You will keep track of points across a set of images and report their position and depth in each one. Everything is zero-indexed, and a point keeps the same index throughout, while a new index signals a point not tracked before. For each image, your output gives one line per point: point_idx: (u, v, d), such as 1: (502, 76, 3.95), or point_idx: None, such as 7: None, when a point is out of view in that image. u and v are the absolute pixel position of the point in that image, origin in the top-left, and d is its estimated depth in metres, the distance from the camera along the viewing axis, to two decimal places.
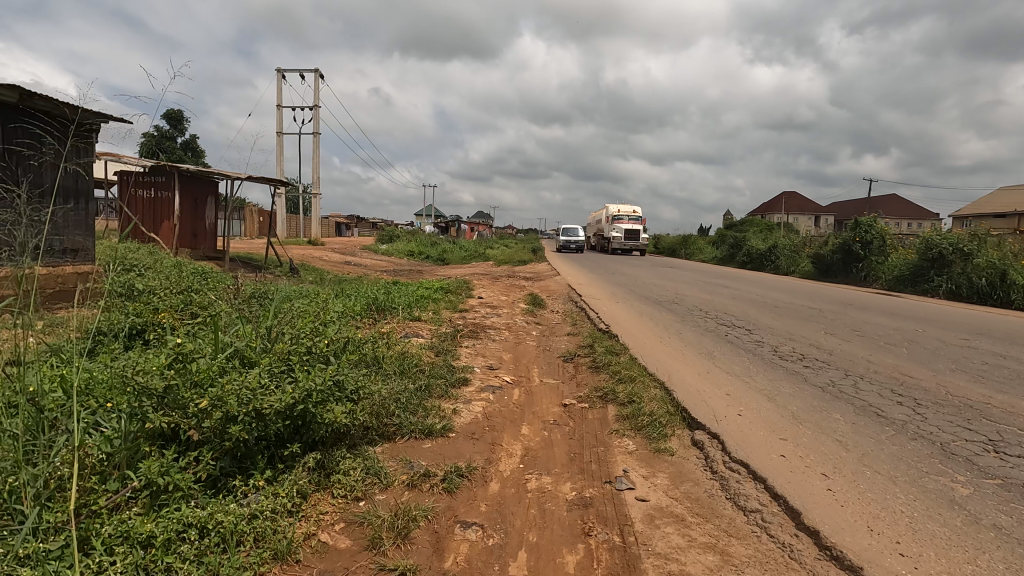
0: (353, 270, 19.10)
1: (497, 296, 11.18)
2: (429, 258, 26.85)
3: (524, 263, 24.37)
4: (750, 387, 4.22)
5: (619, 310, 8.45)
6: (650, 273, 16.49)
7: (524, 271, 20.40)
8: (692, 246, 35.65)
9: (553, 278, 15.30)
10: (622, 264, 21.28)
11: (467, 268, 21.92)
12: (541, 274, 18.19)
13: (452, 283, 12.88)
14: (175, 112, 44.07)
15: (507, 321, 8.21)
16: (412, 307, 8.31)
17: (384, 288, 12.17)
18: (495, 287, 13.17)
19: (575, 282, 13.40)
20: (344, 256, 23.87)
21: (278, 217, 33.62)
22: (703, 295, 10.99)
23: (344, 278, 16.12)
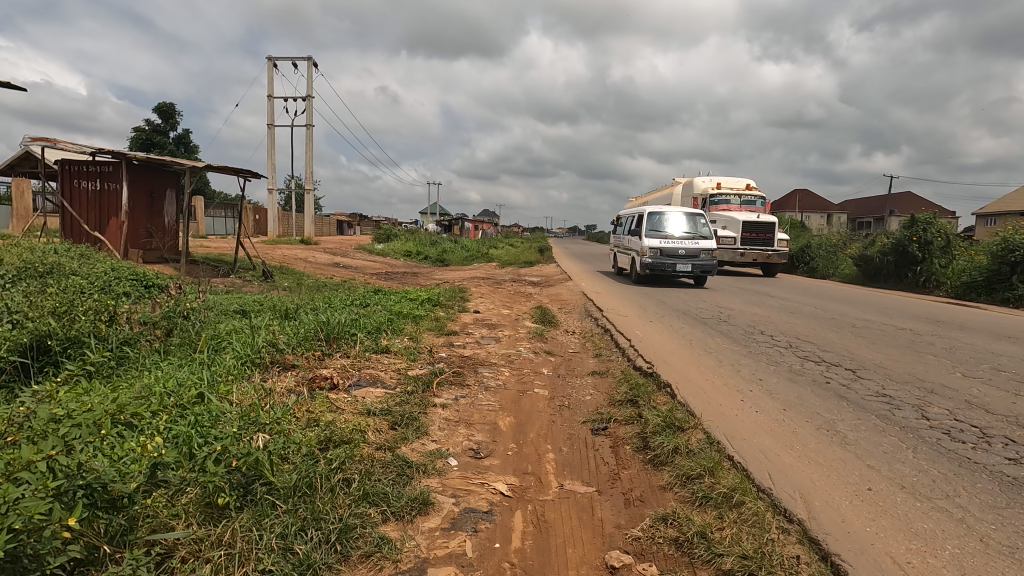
0: (341, 273, 17.09)
1: (497, 309, 9.14)
2: (428, 259, 24.75)
3: (531, 265, 22.24)
4: (982, 540, 2.13)
5: (661, 337, 6.27)
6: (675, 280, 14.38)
7: (530, 273, 18.39)
8: None
9: (563, 285, 13.18)
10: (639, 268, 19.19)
11: (467, 270, 19.92)
12: (550, 278, 16.14)
13: (447, 291, 10.80)
14: (169, 106, 42.69)
15: (504, 349, 6.13)
16: (383, 330, 6.25)
17: (363, 299, 10.05)
18: (497, 297, 11.09)
19: (593, 291, 11.26)
20: (334, 257, 21.83)
21: (270, 215, 31.65)
22: (753, 310, 8.88)
23: (325, 284, 14.10)
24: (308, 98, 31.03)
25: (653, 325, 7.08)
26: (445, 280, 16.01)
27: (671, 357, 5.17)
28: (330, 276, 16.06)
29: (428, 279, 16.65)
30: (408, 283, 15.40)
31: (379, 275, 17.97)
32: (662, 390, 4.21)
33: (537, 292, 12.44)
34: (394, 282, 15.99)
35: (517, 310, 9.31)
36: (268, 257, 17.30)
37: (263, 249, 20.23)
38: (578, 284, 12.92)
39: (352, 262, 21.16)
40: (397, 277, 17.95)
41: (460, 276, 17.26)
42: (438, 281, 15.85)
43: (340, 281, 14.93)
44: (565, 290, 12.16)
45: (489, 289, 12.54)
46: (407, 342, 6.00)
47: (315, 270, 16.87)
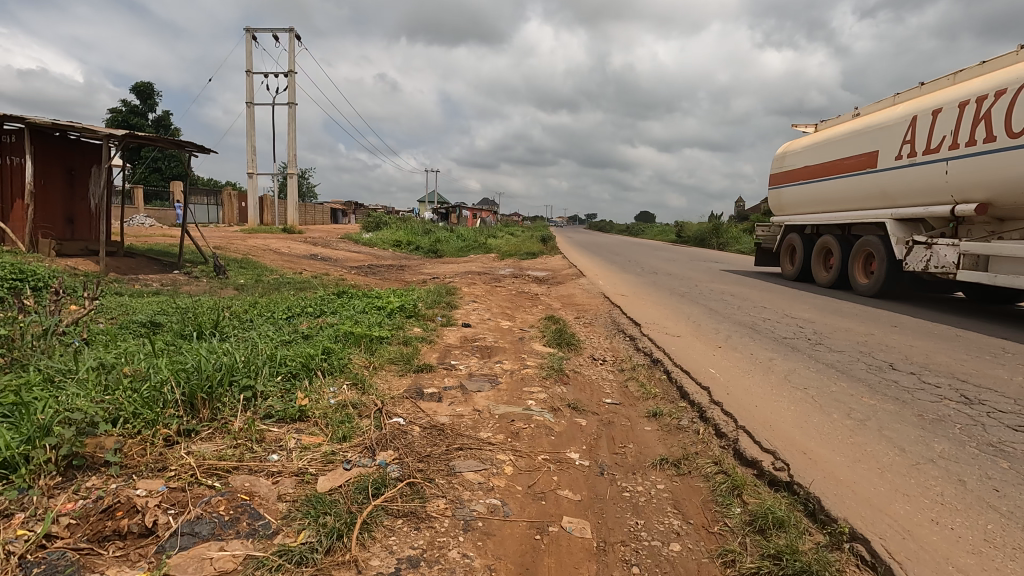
0: (314, 266, 14.73)
1: (494, 322, 6.78)
2: (419, 250, 22.33)
3: (534, 256, 19.94)
4: None
5: (753, 379, 3.93)
6: (707, 276, 12.09)
7: (534, 266, 16.10)
8: (728, 237, 31.06)
9: (576, 284, 10.82)
10: (659, 261, 16.88)
11: (463, 263, 17.63)
12: (557, 272, 13.88)
13: (431, 294, 8.48)
14: (147, 86, 40.16)
15: (502, 402, 3.77)
16: (311, 372, 3.91)
17: (321, 306, 7.68)
18: (494, 300, 8.71)
19: (616, 294, 8.88)
20: (313, 248, 19.41)
21: (250, 202, 29.19)
22: (840, 322, 6.56)
23: (290, 282, 11.74)
24: (290, 73, 28.54)
25: (726, 353, 4.72)
26: (435, 275, 13.70)
27: (807, 441, 2.83)
28: (299, 270, 13.70)
29: (415, 275, 14.30)
30: (391, 281, 13.08)
31: (360, 270, 15.59)
32: (849, 558, 1.95)
33: (543, 292, 10.12)
34: (375, 278, 13.66)
35: (522, 321, 6.98)
36: (231, 249, 14.93)
37: (231, 239, 17.85)
38: (595, 283, 10.58)
39: (333, 254, 18.73)
40: (381, 270, 15.60)
41: (452, 271, 14.91)
42: (426, 277, 13.52)
43: (311, 277, 12.61)
44: (580, 291, 9.82)
45: (486, 289, 10.19)
46: (342, 396, 3.64)
47: (284, 263, 14.49)
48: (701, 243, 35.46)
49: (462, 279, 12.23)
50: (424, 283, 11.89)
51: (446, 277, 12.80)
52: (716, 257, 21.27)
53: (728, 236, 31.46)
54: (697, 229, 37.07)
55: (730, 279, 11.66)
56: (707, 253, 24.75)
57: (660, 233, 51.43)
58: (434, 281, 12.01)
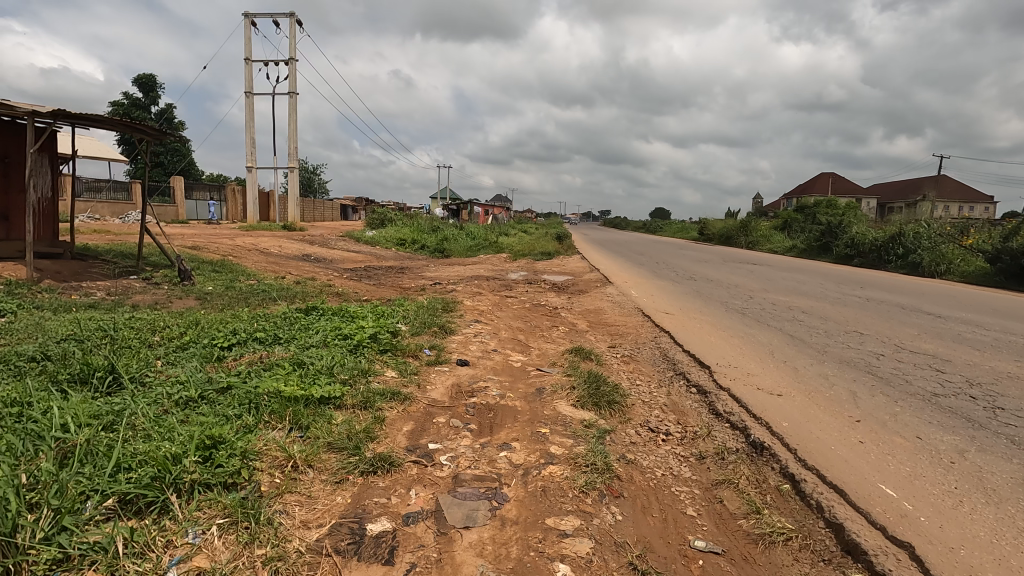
0: (303, 269, 13.07)
1: (502, 358, 4.97)
2: (424, 249, 20.61)
3: (550, 257, 18.17)
4: None
5: (990, 530, 2.06)
6: (758, 284, 10.17)
7: (551, 270, 14.32)
8: (758, 235, 28.99)
9: (603, 295, 8.95)
10: (692, 264, 14.99)
11: (471, 264, 15.91)
12: (577, 277, 12.09)
13: (423, 311, 6.70)
14: (148, 78, 38.97)
15: (507, 575, 1.95)
16: (158, 499, 2.18)
17: (279, 327, 5.93)
18: (502, 319, 6.89)
19: (657, 311, 7.00)
20: (308, 247, 17.78)
21: (249, 198, 27.70)
22: (986, 361, 4.66)
23: (265, 288, 10.13)
24: (291, 62, 26.90)
25: (878, 439, 2.86)
26: (437, 281, 11.96)
27: None
28: (282, 274, 12.04)
29: (415, 279, 12.56)
30: (387, 287, 11.34)
31: (354, 272, 13.89)
32: None
33: (565, 305, 8.30)
34: (369, 283, 11.97)
35: (540, 354, 5.15)
36: (210, 250, 13.35)
37: (217, 238, 16.29)
38: (627, 294, 8.77)
39: (329, 255, 17.07)
40: (376, 273, 13.92)
41: (458, 274, 13.20)
42: (428, 282, 11.78)
43: (293, 283, 10.95)
44: (609, 304, 7.98)
45: (493, 301, 8.36)
46: (190, 567, 1.89)
47: (269, 266, 12.85)
48: (726, 241, 33.29)
49: (468, 286, 10.43)
50: (423, 291, 10.14)
51: (450, 284, 11.04)
52: (751, 257, 19.16)
53: (757, 233, 29.29)
54: (721, 226, 34.87)
55: (787, 288, 9.69)
56: (737, 252, 22.70)
57: (680, 230, 49.23)
58: (435, 289, 10.25)
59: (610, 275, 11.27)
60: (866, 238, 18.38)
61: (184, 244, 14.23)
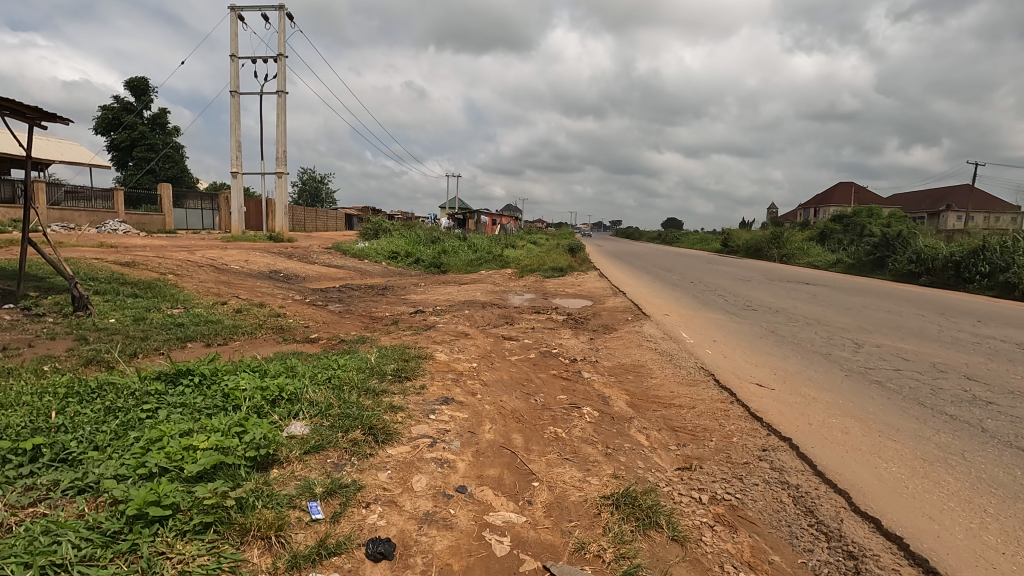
0: (258, 290, 10.59)
1: (470, 528, 2.33)
2: (418, 264, 18.10)
3: (562, 274, 15.61)
4: None
5: None
6: (849, 320, 7.49)
7: (563, 292, 11.73)
8: (793, 247, 26.20)
9: (639, 337, 6.30)
10: (737, 285, 12.34)
11: (468, 284, 13.34)
12: (597, 305, 9.50)
13: (362, 379, 4.07)
14: (140, 80, 37.41)
15: None
16: None
17: (95, 416, 3.38)
18: (489, 392, 4.28)
19: (737, 378, 4.33)
20: (282, 262, 15.36)
21: (233, 205, 25.52)
22: None
23: (185, 321, 7.66)
24: (279, 58, 24.65)
25: None
26: (420, 308, 9.44)
27: None
28: (227, 298, 9.58)
29: (394, 305, 10.04)
30: (354, 318, 8.84)
31: (323, 294, 11.41)
32: None
33: (586, 358, 5.65)
34: (335, 311, 9.48)
35: (551, 507, 2.51)
36: (147, 267, 10.96)
37: (172, 252, 13.96)
38: (676, 335, 6.12)
39: (304, 270, 14.63)
40: (351, 296, 11.42)
41: (448, 297, 10.66)
42: (408, 310, 9.26)
43: (232, 312, 8.48)
44: (653, 358, 5.32)
45: (480, 348, 5.75)
46: None
47: (216, 287, 10.41)
48: (755, 254, 30.45)
49: (455, 321, 7.83)
50: (394, 327, 7.58)
51: (434, 314, 8.51)
52: (796, 275, 16.40)
53: (792, 245, 26.46)
54: (748, 238, 32.06)
55: (894, 327, 6.99)
56: (775, 267, 19.94)
57: (700, 241, 46.37)
58: (412, 324, 7.69)
59: (643, 304, 8.59)
60: (937, 253, 15.54)
61: (123, 259, 11.84)
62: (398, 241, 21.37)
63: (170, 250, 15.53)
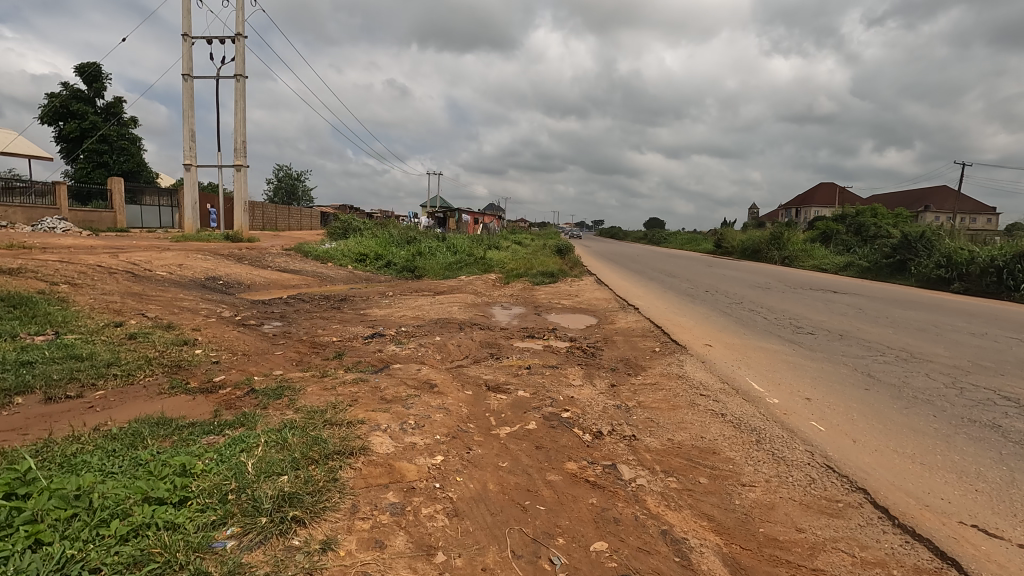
0: (176, 305, 8.39)
1: None
2: (389, 268, 15.96)
3: (553, 280, 13.62)
4: None
5: None
6: (951, 352, 5.61)
7: (559, 304, 9.71)
8: (795, 248, 24.63)
9: (684, 389, 4.29)
10: (763, 295, 10.48)
11: (444, 293, 11.26)
12: (605, 325, 7.51)
13: (195, 545, 1.97)
14: (92, 66, 34.84)
15: None
16: None
17: None
18: (460, 542, 2.22)
19: (921, 511, 2.35)
20: (226, 266, 13.07)
21: (187, 201, 23.09)
22: None
23: (41, 355, 5.44)
24: (238, 37, 22.29)
25: None
26: (378, 331, 7.32)
27: None
28: (128, 318, 7.36)
29: (348, 325, 7.92)
30: (289, 345, 6.69)
31: (264, 308, 9.23)
32: None
33: (617, 431, 3.61)
34: (269, 333, 7.32)
35: None
36: (35, 276, 8.68)
37: (87, 256, 11.65)
38: (743, 387, 4.13)
39: (251, 277, 12.37)
40: (298, 311, 9.26)
41: (417, 313, 8.58)
42: (363, 334, 7.15)
43: (120, 341, 6.28)
44: (725, 438, 3.31)
45: (450, 414, 3.68)
46: None
47: (121, 301, 8.17)
48: (753, 255, 28.80)
49: (420, 355, 5.74)
50: (335, 365, 5.48)
51: (396, 341, 6.42)
52: (816, 281, 14.58)
53: (795, 246, 24.79)
54: (744, 238, 30.41)
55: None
56: (784, 271, 18.20)
57: (689, 242, 44.85)
58: (360, 360, 5.60)
59: (669, 328, 6.61)
60: (972, 257, 13.87)
61: (13, 264, 9.49)
62: (369, 241, 19.21)
63: (92, 252, 13.14)
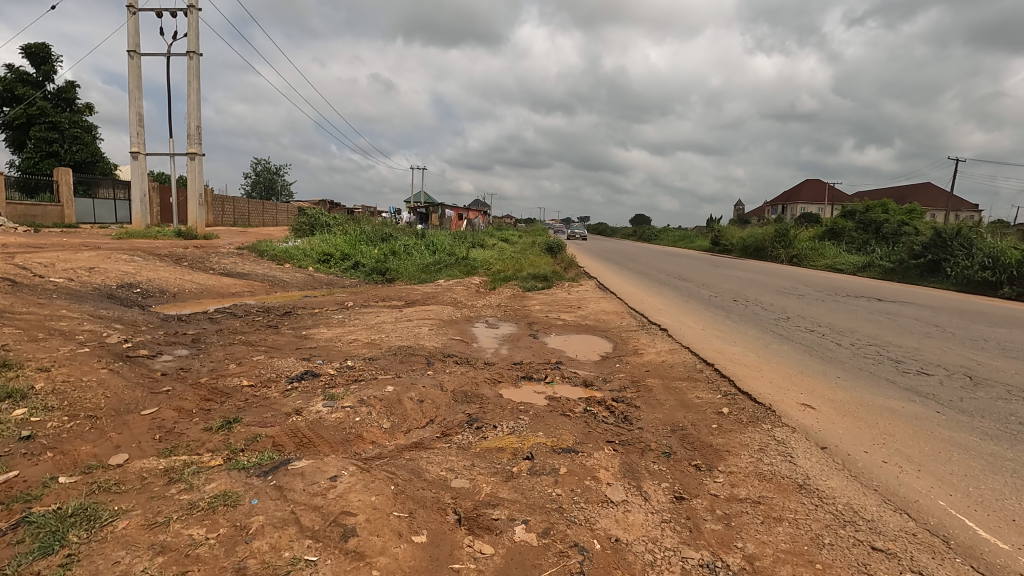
0: (44, 327, 6.19)
1: None
2: (357, 269, 13.83)
3: (547, 285, 11.61)
4: None
5: None
6: None
7: (558, 321, 7.68)
8: (804, 246, 22.90)
9: (829, 526, 2.26)
10: (808, 308, 8.58)
11: (415, 303, 9.22)
12: (628, 356, 5.50)
13: None
14: (42, 46, 32.07)
15: None
16: None
17: None
18: None
19: None
20: (154, 270, 10.84)
21: (135, 193, 20.62)
22: None
23: None
24: (190, 9, 19.90)
25: None
26: (311, 369, 5.21)
27: None
28: None
29: (276, 356, 5.80)
30: (174, 395, 4.58)
31: (176, 329, 7.08)
32: None
33: None
34: (157, 372, 5.19)
35: None
36: None
37: None
38: (955, 533, 2.12)
39: (181, 283, 10.15)
40: (221, 331, 7.11)
41: (374, 335, 6.50)
42: (289, 376, 5.05)
43: None
44: None
45: None
46: None
47: None
48: (755, 254, 27.06)
49: (357, 424, 3.66)
50: (214, 447, 3.39)
51: (328, 392, 4.33)
52: (847, 285, 12.77)
53: (802, 245, 23.04)
54: (745, 236, 28.66)
55: None
56: (802, 273, 16.42)
57: (683, 238, 43.13)
58: (259, 436, 3.51)
59: (725, 367, 4.63)
60: None
61: None
62: (338, 238, 17.01)
63: None
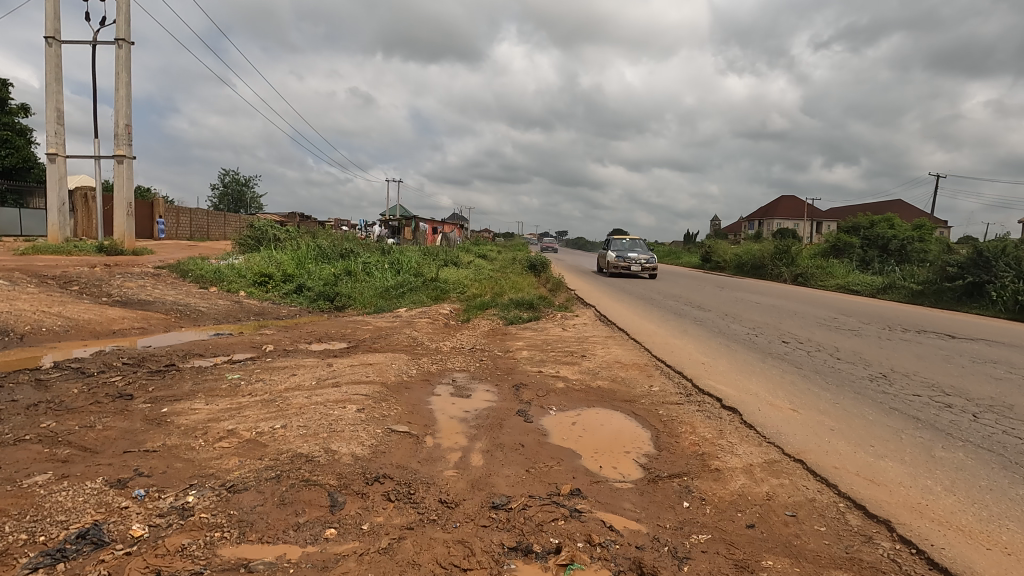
0: None
1: None
2: (300, 295, 11.27)
3: (534, 316, 9.22)
4: None
5: None
6: None
7: (557, 381, 5.28)
8: (809, 264, 21.01)
9: None
10: (889, 354, 6.40)
11: (357, 347, 6.73)
12: (697, 475, 3.11)
13: None
14: None
15: None
16: None
17: None
18: None
19: None
20: (16, 298, 8.15)
21: (51, 201, 17.73)
22: None
23: None
24: None
25: None
26: (100, 526, 2.66)
27: None
28: None
29: (67, 477, 3.23)
30: None
31: None
32: None
33: None
34: None
35: None
36: None
37: None
38: None
39: (43, 318, 7.47)
40: (33, 409, 4.51)
41: (267, 421, 4.00)
42: (40, 549, 2.49)
43: None
44: None
45: None
46: None
47: None
48: (753, 272, 25.15)
49: None
50: None
51: None
52: (890, 314, 10.74)
53: (807, 263, 21.14)
54: (740, 253, 26.76)
55: None
56: (822, 296, 14.40)
57: (669, 254, 41.21)
58: None
59: (924, 534, 2.33)
60: None
61: None
62: (285, 255, 14.39)
63: None
